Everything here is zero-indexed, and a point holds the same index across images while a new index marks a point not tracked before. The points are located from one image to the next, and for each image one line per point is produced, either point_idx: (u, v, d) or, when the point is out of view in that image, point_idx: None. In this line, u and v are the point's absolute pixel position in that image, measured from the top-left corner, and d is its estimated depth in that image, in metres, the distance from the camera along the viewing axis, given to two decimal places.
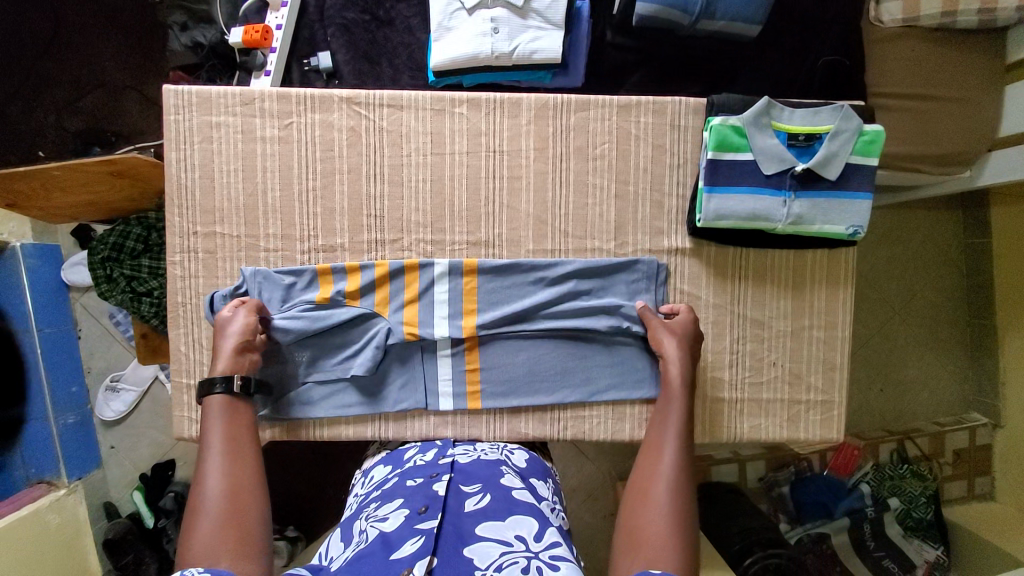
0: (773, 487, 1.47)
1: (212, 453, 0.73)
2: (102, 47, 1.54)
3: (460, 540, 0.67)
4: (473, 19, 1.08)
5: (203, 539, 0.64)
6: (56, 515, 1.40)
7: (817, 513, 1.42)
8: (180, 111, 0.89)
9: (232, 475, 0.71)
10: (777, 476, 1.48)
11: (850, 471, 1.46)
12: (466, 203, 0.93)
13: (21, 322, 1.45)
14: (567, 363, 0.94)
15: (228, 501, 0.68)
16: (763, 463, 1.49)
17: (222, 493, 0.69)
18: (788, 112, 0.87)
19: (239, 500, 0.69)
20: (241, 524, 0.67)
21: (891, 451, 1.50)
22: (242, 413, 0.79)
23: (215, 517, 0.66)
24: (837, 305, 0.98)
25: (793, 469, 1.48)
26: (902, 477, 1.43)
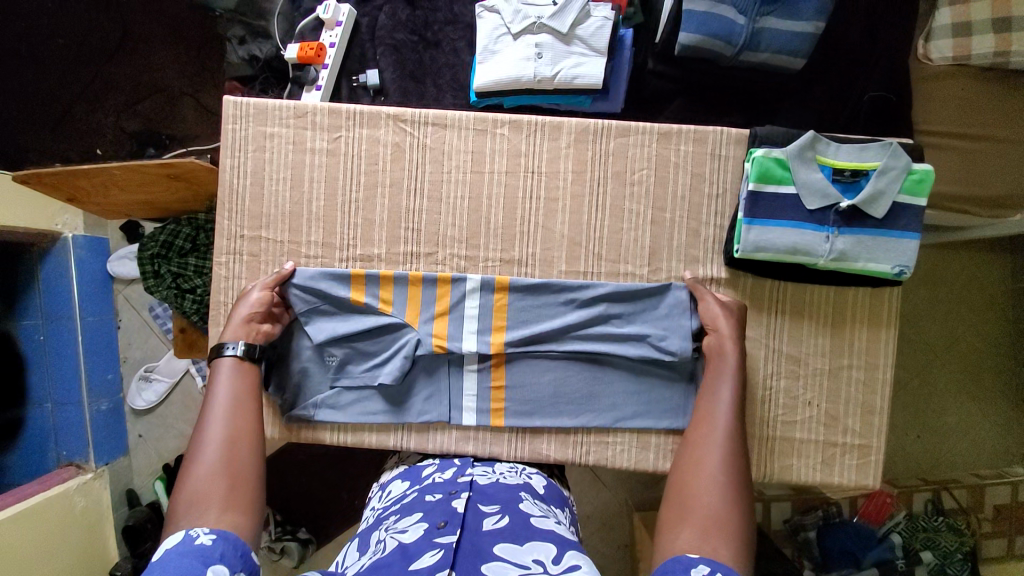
0: (798, 532, 1.41)
1: (216, 405, 0.78)
2: (165, 57, 1.65)
3: (478, 558, 0.66)
4: (518, 44, 1.11)
5: (194, 488, 0.69)
6: (82, 499, 1.48)
7: (844, 562, 1.34)
8: (237, 121, 0.94)
9: (230, 430, 0.76)
10: (803, 519, 1.42)
11: (880, 520, 1.39)
12: (502, 221, 0.94)
13: (68, 309, 1.53)
14: (593, 387, 0.93)
15: (221, 457, 0.73)
16: (789, 505, 1.45)
17: (219, 446, 0.74)
18: (833, 146, 0.87)
19: (233, 455, 0.74)
20: (233, 480, 0.72)
21: (926, 501, 1.42)
22: (248, 371, 0.83)
23: (208, 469, 0.72)
24: (878, 347, 0.95)
25: (821, 514, 1.42)
26: (937, 530, 1.36)
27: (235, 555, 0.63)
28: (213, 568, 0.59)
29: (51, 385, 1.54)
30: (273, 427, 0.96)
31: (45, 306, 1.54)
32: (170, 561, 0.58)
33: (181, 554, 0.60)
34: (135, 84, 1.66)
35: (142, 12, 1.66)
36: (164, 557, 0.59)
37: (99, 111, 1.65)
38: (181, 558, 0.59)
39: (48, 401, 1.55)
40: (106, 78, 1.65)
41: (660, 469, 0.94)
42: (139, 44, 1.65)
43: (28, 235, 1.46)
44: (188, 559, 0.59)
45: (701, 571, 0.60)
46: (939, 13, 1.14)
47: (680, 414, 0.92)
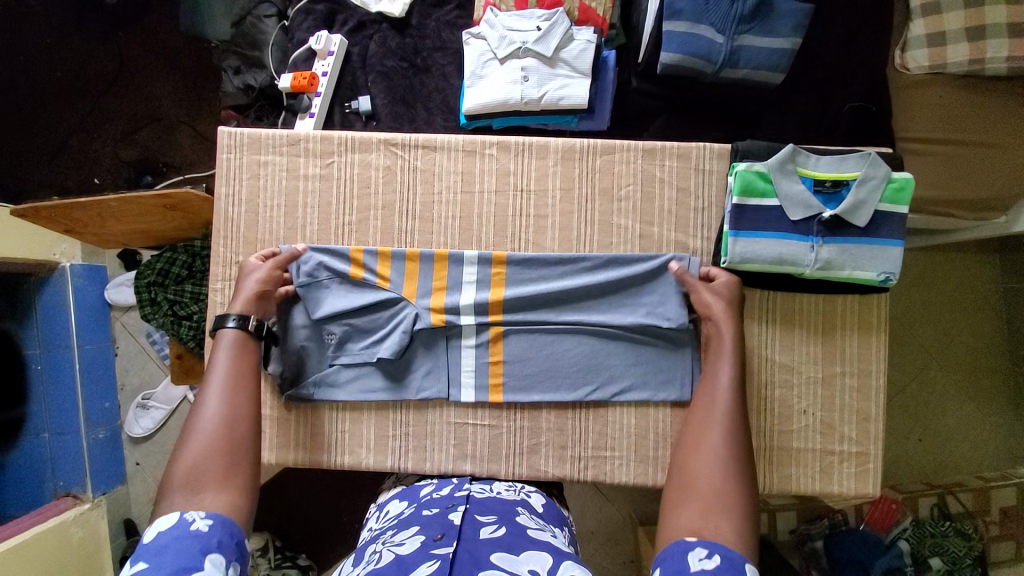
0: (805, 542, 1.41)
1: (215, 381, 0.76)
2: (162, 87, 1.69)
3: (474, 564, 0.65)
4: (505, 67, 1.14)
5: (189, 464, 0.67)
6: (80, 529, 1.46)
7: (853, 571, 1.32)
8: (232, 150, 0.96)
9: (225, 408, 0.74)
10: (810, 529, 1.42)
11: (887, 527, 1.38)
12: (493, 239, 0.95)
13: (65, 338, 1.53)
14: (589, 358, 0.94)
15: (219, 434, 0.71)
16: (795, 515, 1.46)
17: (217, 424, 0.72)
18: (813, 159, 0.89)
19: (231, 433, 0.72)
20: (230, 459, 0.70)
21: (931, 506, 1.41)
22: (250, 351, 0.81)
23: (204, 447, 0.70)
24: (870, 353, 0.96)
25: (828, 523, 1.41)
26: (945, 535, 1.34)
27: (231, 543, 0.62)
28: (210, 556, 0.59)
29: (48, 414, 1.54)
30: (270, 453, 0.95)
31: (42, 333, 1.55)
32: (168, 547, 0.58)
33: (179, 539, 0.59)
34: (132, 114, 1.69)
35: (139, 45, 1.70)
36: (160, 541, 0.59)
37: (97, 141, 1.68)
38: (178, 543, 0.59)
39: (45, 431, 1.54)
40: (103, 109, 1.69)
41: (659, 483, 0.94)
42: (137, 76, 1.69)
43: (25, 266, 1.46)
44: (185, 545, 0.59)
45: (699, 554, 0.60)
46: (914, 24, 1.16)
47: (677, 386, 0.93)
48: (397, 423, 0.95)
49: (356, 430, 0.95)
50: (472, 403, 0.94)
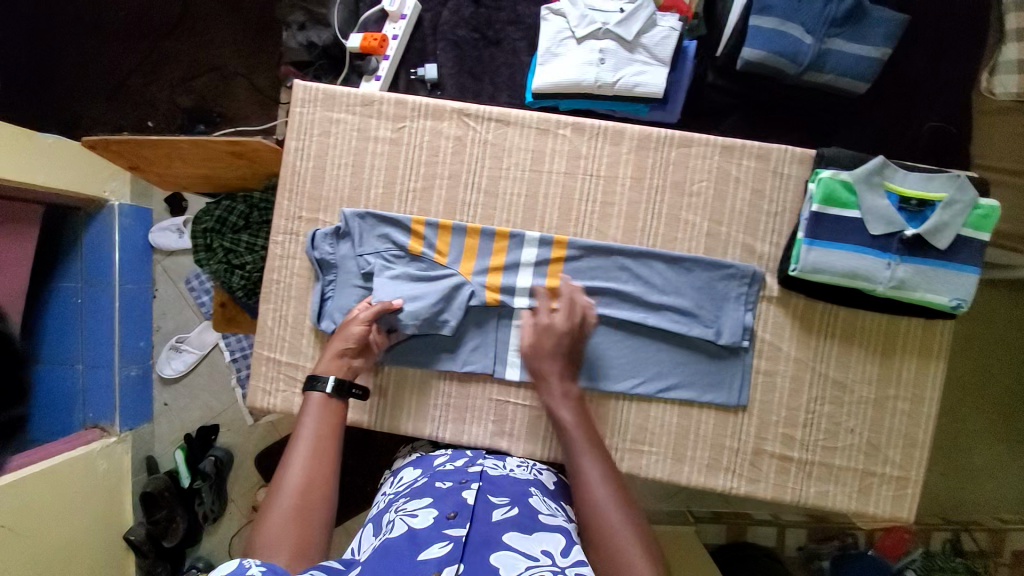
0: (812, 560, 1.43)
1: (301, 440, 0.78)
2: (222, 36, 1.70)
3: (486, 548, 0.66)
4: (581, 48, 1.11)
5: (273, 528, 0.69)
6: (104, 462, 1.53)
7: None
8: (306, 105, 0.96)
9: (308, 473, 0.75)
10: (818, 548, 1.44)
11: (896, 556, 1.39)
12: (557, 221, 0.94)
13: (109, 275, 1.57)
14: (639, 354, 0.92)
15: (299, 494, 0.72)
16: (806, 533, 1.46)
17: (298, 484, 0.73)
18: (901, 174, 0.86)
19: (309, 495, 0.73)
20: (303, 519, 0.71)
21: (941, 540, 1.41)
22: (334, 412, 0.82)
23: (285, 504, 0.71)
24: (926, 379, 0.94)
25: (838, 544, 1.43)
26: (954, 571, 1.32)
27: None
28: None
29: (83, 347, 1.58)
30: None
31: (86, 268, 1.58)
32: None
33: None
34: (190, 60, 1.70)
35: None
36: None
37: (153, 84, 1.70)
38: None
39: (79, 362, 1.59)
40: (162, 53, 1.70)
41: (693, 484, 0.92)
42: (198, 22, 1.70)
43: (71, 198, 1.49)
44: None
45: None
46: (1006, 48, 1.14)
47: (725, 389, 0.91)
48: (439, 392, 0.96)
49: (399, 394, 0.96)
50: (516, 381, 0.94)
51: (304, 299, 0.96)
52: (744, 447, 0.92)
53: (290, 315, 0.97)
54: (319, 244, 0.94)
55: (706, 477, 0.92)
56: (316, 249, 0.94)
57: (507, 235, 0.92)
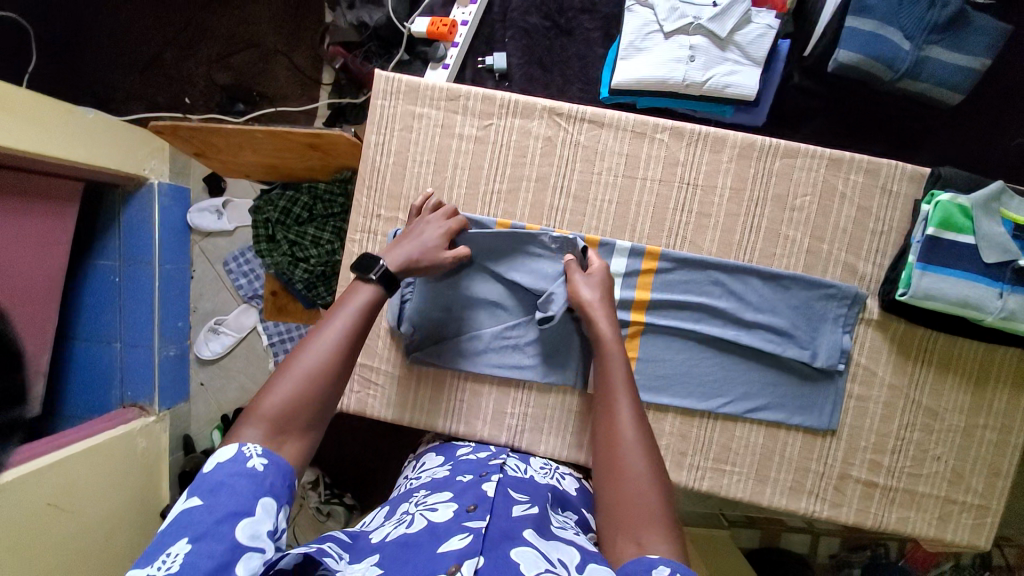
0: (843, 568, 1.35)
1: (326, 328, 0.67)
2: (265, 10, 1.62)
3: (507, 542, 0.64)
4: (669, 44, 1.05)
5: (274, 408, 0.61)
6: (143, 440, 1.45)
7: None
8: (389, 97, 0.92)
9: (323, 365, 0.65)
10: (850, 557, 1.36)
11: (926, 567, 1.32)
12: (648, 231, 0.90)
13: (147, 254, 1.50)
14: (725, 372, 0.90)
15: (307, 389, 0.63)
16: (838, 540, 1.38)
17: (311, 376, 0.64)
18: (1017, 200, 0.81)
19: (316, 393, 0.64)
20: (306, 410, 0.63)
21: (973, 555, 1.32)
22: (369, 309, 0.71)
23: (292, 391, 0.63)
24: (1018, 409, 0.90)
25: (868, 552, 1.35)
26: None
27: (285, 487, 0.59)
28: (262, 500, 0.56)
29: (123, 325, 1.49)
30: (387, 410, 0.95)
31: (124, 247, 1.48)
32: (223, 486, 0.56)
33: (234, 478, 0.56)
34: (231, 35, 1.63)
35: None
36: (216, 477, 0.56)
37: (192, 58, 1.62)
38: (234, 483, 0.56)
39: (118, 340, 1.50)
40: (203, 26, 1.62)
41: (774, 506, 0.91)
42: None
43: (115, 178, 1.40)
44: (240, 486, 0.56)
45: (661, 573, 0.54)
46: None
47: (815, 412, 0.89)
48: (517, 401, 0.94)
49: (474, 402, 0.94)
50: None
51: None
52: (830, 471, 0.90)
53: None
54: None
55: (787, 499, 0.91)
56: None
57: (597, 243, 0.88)
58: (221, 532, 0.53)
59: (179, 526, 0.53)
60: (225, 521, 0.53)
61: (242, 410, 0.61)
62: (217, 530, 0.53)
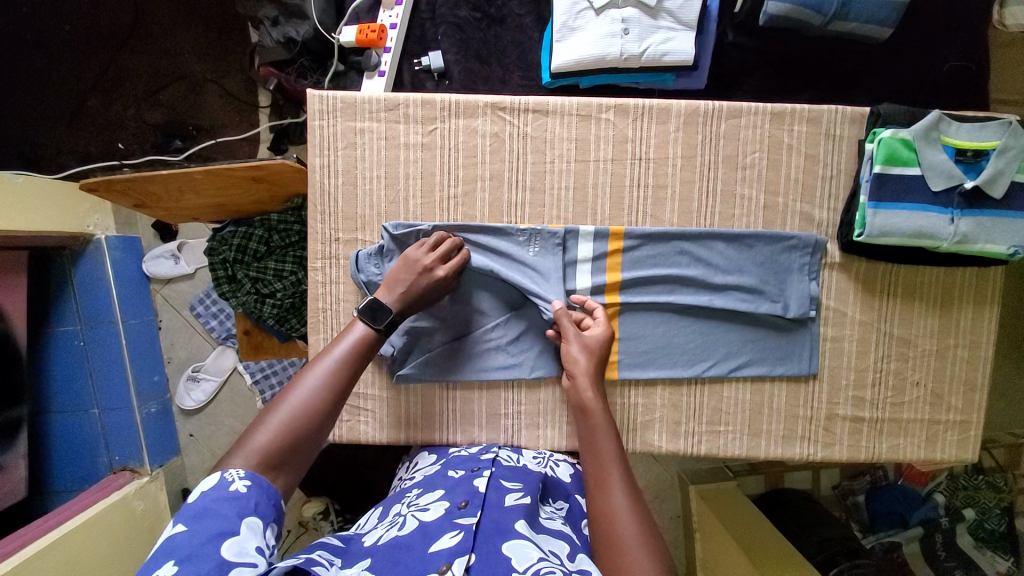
0: (846, 496, 1.41)
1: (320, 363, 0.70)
2: (185, 40, 1.55)
3: (498, 536, 0.65)
4: (602, 20, 1.04)
5: (264, 443, 0.62)
6: (141, 502, 1.42)
7: (891, 522, 1.32)
8: (325, 116, 0.89)
9: (315, 397, 0.67)
10: (851, 484, 1.41)
11: (923, 480, 1.33)
12: (609, 211, 0.90)
13: (109, 313, 1.45)
14: (704, 336, 0.91)
15: (300, 423, 0.65)
16: (838, 471, 1.44)
17: (305, 412, 0.66)
18: (954, 126, 0.84)
19: (305, 421, 0.66)
20: (295, 443, 0.64)
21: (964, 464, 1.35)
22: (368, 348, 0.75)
23: (285, 426, 0.64)
24: (982, 325, 0.94)
25: (869, 479, 1.41)
26: (977, 488, 1.28)
27: (269, 505, 0.60)
28: (246, 521, 0.56)
29: (95, 389, 1.44)
30: (382, 432, 0.94)
31: (82, 308, 1.42)
32: (207, 511, 0.55)
33: (218, 502, 0.56)
34: (153, 71, 1.55)
35: None
36: (200, 504, 0.56)
37: (116, 101, 1.54)
38: (217, 506, 0.56)
39: (94, 406, 1.44)
40: (121, 66, 1.54)
41: (771, 456, 0.94)
42: (156, 28, 1.54)
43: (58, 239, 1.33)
44: (224, 509, 0.56)
45: None
46: None
47: (796, 360, 0.91)
48: (509, 400, 0.94)
49: (467, 409, 0.94)
50: None
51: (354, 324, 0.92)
52: (818, 414, 0.94)
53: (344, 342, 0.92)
54: (363, 266, 0.89)
55: (782, 447, 0.94)
56: (361, 271, 0.88)
57: (561, 230, 0.88)
58: (207, 552, 0.52)
59: (165, 551, 0.52)
60: (211, 541, 0.53)
61: (230, 446, 0.62)
62: (203, 550, 0.52)
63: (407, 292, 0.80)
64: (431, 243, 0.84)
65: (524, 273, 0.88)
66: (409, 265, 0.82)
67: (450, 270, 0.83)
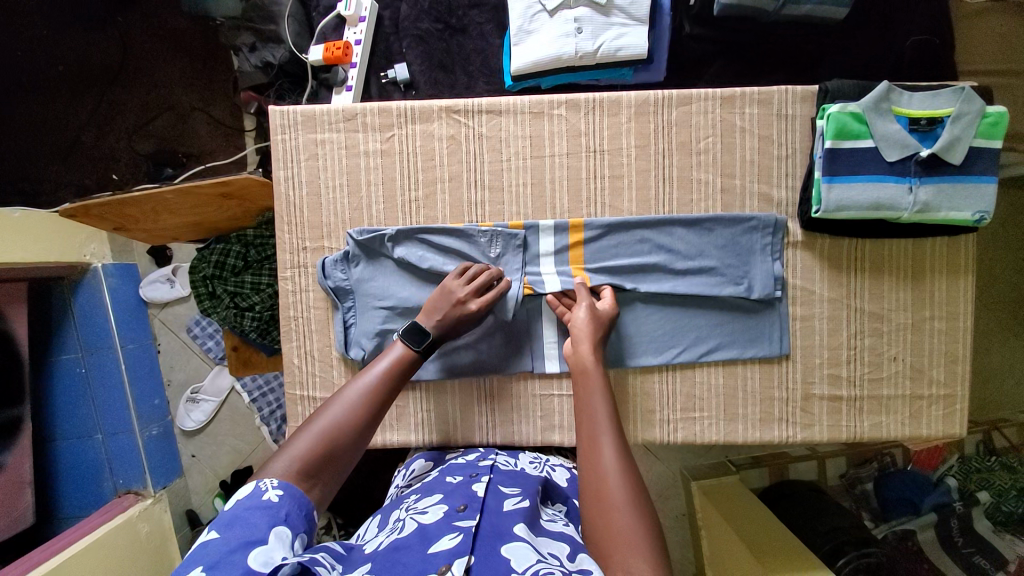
0: (855, 486, 1.34)
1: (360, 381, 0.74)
2: (170, 72, 1.61)
3: (498, 539, 0.65)
4: (555, 21, 1.07)
5: (306, 451, 0.63)
6: (146, 524, 1.43)
7: (902, 509, 1.23)
8: (287, 130, 0.92)
9: (357, 411, 0.70)
10: (858, 473, 1.35)
11: (933, 465, 1.28)
12: (568, 204, 0.91)
13: (107, 339, 1.48)
14: (674, 323, 0.91)
15: (341, 434, 0.67)
16: (844, 459, 1.39)
17: (345, 424, 0.68)
18: (906, 95, 0.84)
19: (347, 433, 0.67)
20: (335, 454, 0.65)
21: (974, 443, 1.28)
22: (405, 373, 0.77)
23: (327, 435, 0.66)
24: (958, 296, 0.93)
25: (876, 466, 1.34)
26: (992, 471, 1.20)
27: (300, 516, 0.58)
28: (276, 530, 0.55)
29: (98, 415, 1.47)
30: None
31: (82, 335, 1.45)
32: (238, 518, 0.55)
33: (250, 511, 0.56)
34: (141, 103, 1.61)
35: (138, 29, 1.61)
36: (232, 511, 0.55)
37: (109, 134, 1.60)
38: (249, 514, 0.55)
39: (98, 431, 1.48)
40: (110, 100, 1.60)
41: (750, 440, 0.93)
42: (141, 62, 1.61)
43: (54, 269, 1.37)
44: (255, 517, 0.55)
45: None
46: None
47: (766, 341, 0.91)
48: (482, 398, 0.94)
49: (441, 409, 0.95)
50: (557, 373, 0.92)
51: (326, 330, 0.94)
52: (794, 394, 0.92)
53: (317, 348, 0.94)
54: (330, 273, 0.92)
55: (761, 430, 0.93)
56: (328, 278, 0.91)
57: (521, 228, 0.89)
58: (234, 560, 0.51)
59: (192, 559, 0.51)
60: (239, 548, 0.52)
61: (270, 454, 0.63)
62: (231, 557, 0.51)
63: (443, 326, 0.82)
64: (461, 275, 0.85)
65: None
66: (443, 298, 0.83)
67: (487, 298, 0.84)
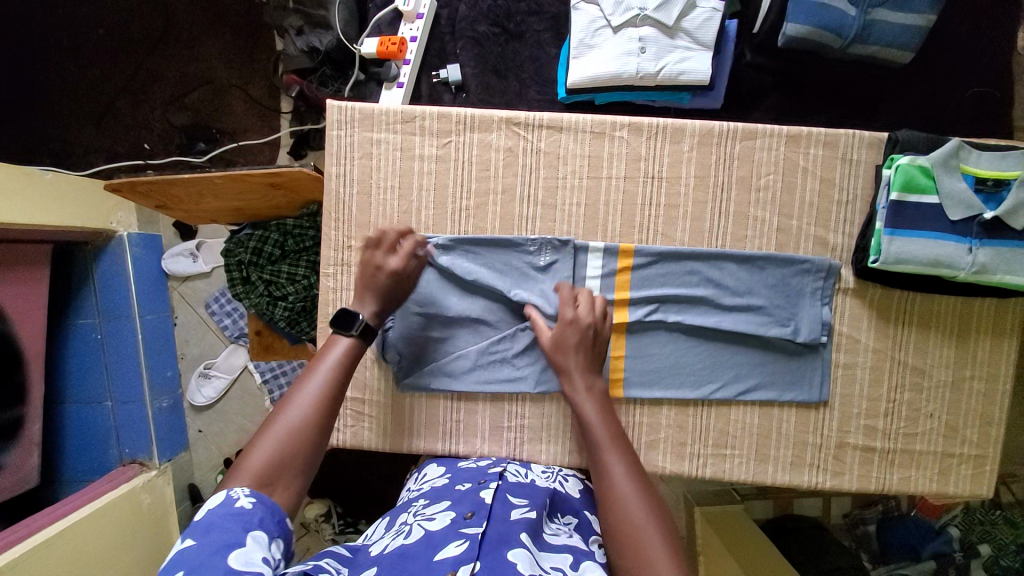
0: (857, 526, 1.32)
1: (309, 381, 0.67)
2: (213, 46, 1.59)
3: (504, 545, 0.62)
4: (618, 38, 1.05)
5: (260, 463, 0.60)
6: (148, 496, 1.40)
7: (902, 554, 1.24)
8: (343, 126, 0.91)
9: (308, 412, 0.65)
10: (863, 513, 1.32)
11: (937, 513, 1.26)
12: (619, 228, 0.90)
13: (127, 308, 1.45)
14: (714, 358, 0.90)
15: (294, 438, 0.63)
16: (849, 499, 1.36)
17: (296, 427, 0.64)
18: (975, 154, 0.82)
19: (301, 436, 0.63)
20: (288, 456, 0.62)
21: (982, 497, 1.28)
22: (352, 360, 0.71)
23: (279, 443, 0.62)
24: (1001, 357, 0.91)
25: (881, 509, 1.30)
26: (993, 523, 1.22)
27: (273, 520, 0.57)
28: (252, 533, 0.54)
29: (110, 383, 1.44)
30: (381, 443, 0.95)
31: (101, 303, 1.43)
32: (215, 525, 0.54)
33: (224, 518, 0.55)
34: (180, 75, 1.59)
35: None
36: (206, 519, 0.54)
37: (145, 103, 1.58)
38: (224, 521, 0.54)
39: (108, 399, 1.45)
40: (150, 69, 1.58)
41: (779, 482, 0.92)
42: (185, 34, 1.59)
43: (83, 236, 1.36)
44: (229, 523, 0.54)
45: None
46: None
47: (807, 386, 0.90)
48: (512, 414, 0.94)
49: (470, 420, 0.94)
50: None
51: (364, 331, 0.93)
52: (828, 442, 0.92)
53: None
54: None
55: (790, 474, 0.92)
56: None
57: (571, 245, 0.88)
58: (214, 563, 0.51)
59: (168, 569, 0.50)
60: (219, 551, 0.51)
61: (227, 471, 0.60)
62: (212, 560, 0.50)
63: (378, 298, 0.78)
64: (370, 244, 0.80)
65: (536, 289, 0.89)
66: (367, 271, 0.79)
67: (385, 244, 0.80)
